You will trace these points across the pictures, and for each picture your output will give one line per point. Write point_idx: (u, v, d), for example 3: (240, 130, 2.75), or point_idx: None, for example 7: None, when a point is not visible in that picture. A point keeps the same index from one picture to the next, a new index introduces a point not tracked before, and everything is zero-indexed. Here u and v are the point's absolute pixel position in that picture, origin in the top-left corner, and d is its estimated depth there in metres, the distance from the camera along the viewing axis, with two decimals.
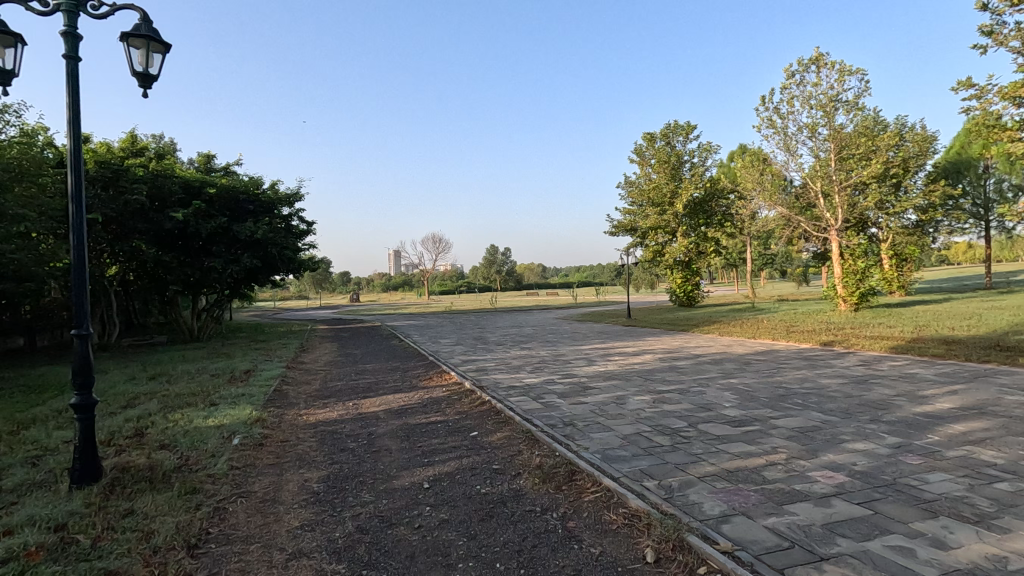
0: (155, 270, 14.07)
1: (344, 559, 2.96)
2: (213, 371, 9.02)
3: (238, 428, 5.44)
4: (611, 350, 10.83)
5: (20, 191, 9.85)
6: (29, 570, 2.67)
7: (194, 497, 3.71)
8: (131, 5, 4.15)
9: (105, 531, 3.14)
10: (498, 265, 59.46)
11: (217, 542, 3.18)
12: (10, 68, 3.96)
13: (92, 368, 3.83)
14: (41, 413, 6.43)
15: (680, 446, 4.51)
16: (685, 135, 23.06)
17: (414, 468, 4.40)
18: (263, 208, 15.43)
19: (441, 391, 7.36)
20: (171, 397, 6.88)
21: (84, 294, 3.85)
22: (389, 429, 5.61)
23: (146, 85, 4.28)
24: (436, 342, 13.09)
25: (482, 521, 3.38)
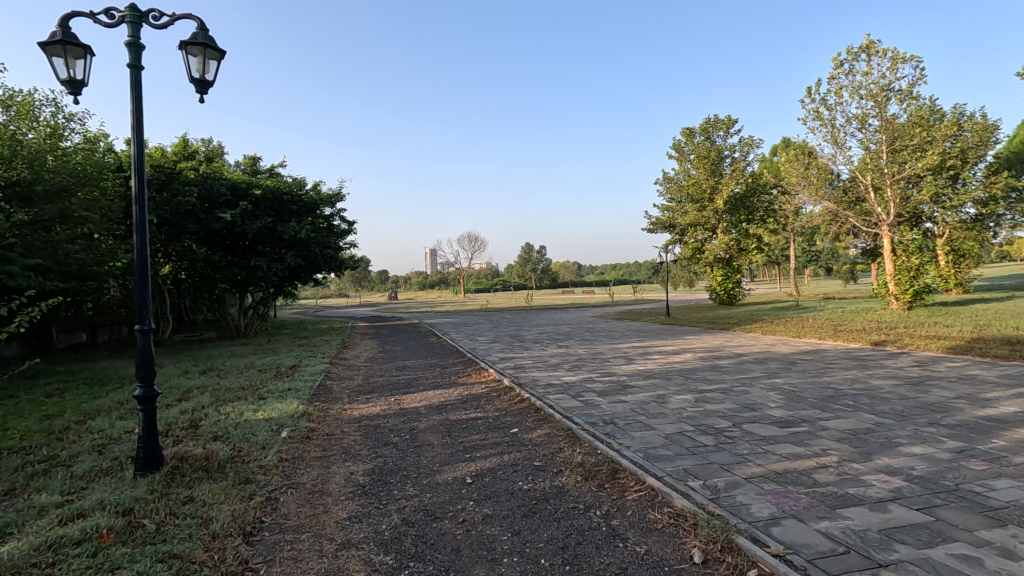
0: (205, 269, 14.65)
1: (390, 551, 3.02)
2: (260, 366, 9.33)
3: (285, 421, 5.62)
4: (649, 349, 10.67)
5: (83, 195, 10.41)
6: (101, 551, 2.84)
7: (248, 487, 3.85)
8: (190, 15, 4.33)
9: (168, 516, 3.30)
10: (533, 264, 59.30)
11: (270, 530, 3.30)
12: (80, 78, 4.19)
13: (154, 361, 4.01)
14: (105, 404, 6.79)
15: (725, 446, 4.42)
16: (726, 129, 22.50)
17: (456, 463, 4.45)
18: (306, 208, 15.86)
19: (480, 387, 7.42)
20: (222, 391, 7.14)
21: (146, 291, 4.04)
22: (430, 424, 5.68)
23: (202, 91, 4.46)
24: (474, 340, 13.19)
25: (525, 517, 3.40)
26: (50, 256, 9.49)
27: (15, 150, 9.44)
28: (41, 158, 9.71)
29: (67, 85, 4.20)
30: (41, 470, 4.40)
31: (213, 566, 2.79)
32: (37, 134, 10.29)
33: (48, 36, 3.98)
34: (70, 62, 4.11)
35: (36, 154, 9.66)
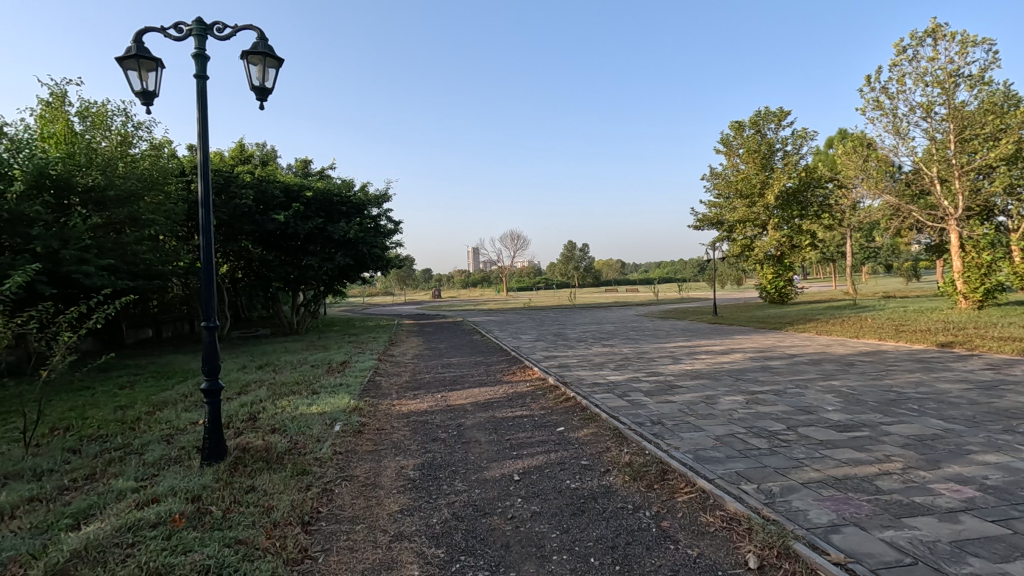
0: (261, 268, 15.32)
1: (442, 544, 3.09)
2: (313, 362, 9.67)
3: (338, 415, 5.81)
4: (697, 349, 10.45)
5: (150, 199, 11.04)
6: (174, 535, 3.02)
7: (305, 478, 4.00)
8: (251, 26, 4.53)
9: (233, 504, 3.48)
10: (576, 261, 58.73)
11: (327, 521, 3.43)
12: (152, 89, 4.44)
13: (218, 356, 4.21)
14: (171, 396, 7.19)
15: (779, 450, 4.29)
16: (778, 121, 21.72)
17: (504, 460, 4.49)
18: (355, 209, 16.29)
19: (525, 386, 7.44)
20: (279, 385, 7.46)
21: (211, 289, 4.26)
22: (477, 421, 5.75)
23: (262, 98, 4.65)
24: (518, 338, 13.25)
25: (574, 515, 3.40)
26: (121, 256, 10.12)
27: (91, 158, 10.12)
28: (112, 166, 10.37)
29: (140, 96, 4.47)
30: (118, 457, 4.72)
31: (275, 552, 2.93)
32: (109, 143, 11.01)
33: (124, 51, 4.25)
34: (143, 75, 4.37)
35: (108, 162, 10.32)
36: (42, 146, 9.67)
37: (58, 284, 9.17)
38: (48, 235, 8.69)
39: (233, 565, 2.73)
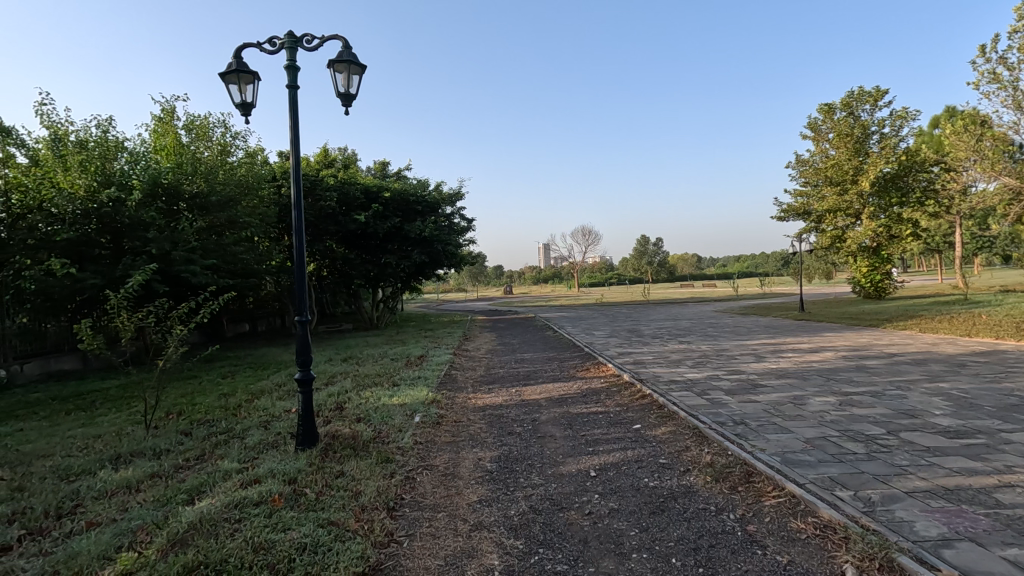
0: (344, 267, 16.14)
1: (521, 536, 3.13)
2: (392, 355, 10.09)
3: (417, 407, 6.03)
4: (782, 347, 9.90)
5: (246, 203, 11.93)
6: (274, 513, 3.26)
7: (389, 466, 4.19)
8: (337, 35, 4.77)
9: (325, 487, 3.71)
10: (650, 257, 57.19)
11: (410, 507, 3.57)
12: (250, 100, 4.79)
13: (310, 348, 4.49)
14: (267, 385, 7.77)
15: (879, 455, 3.99)
16: (873, 102, 20.07)
17: (580, 456, 4.48)
18: (430, 208, 16.78)
19: (599, 382, 7.37)
20: (362, 377, 7.84)
21: (304, 285, 4.55)
22: (552, 416, 5.77)
23: (347, 104, 4.89)
24: (590, 334, 13.11)
25: (653, 514, 3.33)
26: (222, 256, 11.01)
27: (196, 167, 11.09)
28: (214, 174, 11.30)
29: (239, 107, 4.83)
30: (223, 440, 5.16)
31: (364, 534, 3.09)
32: (211, 152, 12.00)
33: (227, 67, 4.61)
34: (242, 88, 4.72)
35: (210, 170, 11.27)
36: (156, 158, 10.72)
37: (170, 283, 10.13)
38: (162, 238, 9.61)
39: (327, 544, 2.91)
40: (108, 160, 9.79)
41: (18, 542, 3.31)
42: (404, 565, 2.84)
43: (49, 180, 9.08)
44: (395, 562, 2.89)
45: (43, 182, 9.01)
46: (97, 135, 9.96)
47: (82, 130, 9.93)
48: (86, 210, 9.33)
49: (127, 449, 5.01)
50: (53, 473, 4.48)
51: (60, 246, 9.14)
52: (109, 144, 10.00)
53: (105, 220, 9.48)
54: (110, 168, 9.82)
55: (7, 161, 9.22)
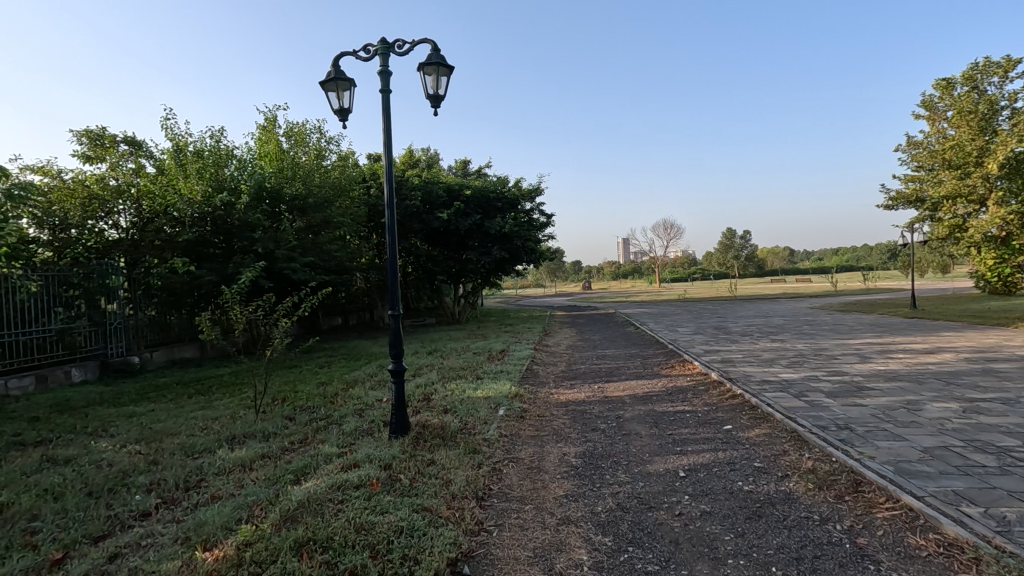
0: (428, 263, 16.72)
1: (609, 533, 3.11)
2: (475, 349, 10.32)
3: (501, 400, 6.13)
4: (890, 347, 9.09)
5: (339, 204, 12.67)
6: (373, 496, 3.45)
7: (477, 456, 4.30)
8: (427, 39, 4.93)
9: (418, 474, 3.87)
10: (736, 250, 54.36)
11: (499, 498, 3.65)
12: (346, 106, 5.07)
13: (402, 340, 4.68)
14: (360, 375, 8.22)
15: (1013, 470, 3.56)
16: (1003, 73, 17.82)
17: (667, 455, 4.36)
18: (510, 205, 16.97)
19: (685, 380, 7.13)
20: (447, 370, 8.09)
21: (395, 280, 4.75)
22: (636, 414, 5.66)
23: (435, 105, 5.05)
24: (675, 331, 12.72)
25: (749, 520, 3.18)
26: (318, 254, 11.78)
27: (296, 171, 11.92)
28: (311, 177, 12.07)
29: (337, 113, 5.13)
30: (322, 425, 5.53)
31: (455, 521, 3.20)
32: (308, 157, 12.85)
33: (326, 76, 4.92)
34: (340, 95, 5.01)
35: (309, 173, 12.06)
36: (261, 164, 11.62)
37: (275, 279, 10.97)
38: (267, 237, 10.42)
39: (421, 529, 3.04)
40: (220, 167, 10.75)
41: (155, 509, 3.74)
42: (494, 555, 2.91)
43: (173, 187, 10.12)
44: (485, 550, 2.96)
45: (168, 189, 10.06)
46: (211, 145, 10.97)
47: (199, 141, 10.98)
48: (202, 213, 10.30)
49: (241, 431, 5.50)
50: (181, 450, 5.00)
51: (182, 246, 10.20)
52: (221, 152, 10.98)
53: (218, 222, 10.42)
54: (222, 174, 10.77)
55: (139, 171, 10.38)
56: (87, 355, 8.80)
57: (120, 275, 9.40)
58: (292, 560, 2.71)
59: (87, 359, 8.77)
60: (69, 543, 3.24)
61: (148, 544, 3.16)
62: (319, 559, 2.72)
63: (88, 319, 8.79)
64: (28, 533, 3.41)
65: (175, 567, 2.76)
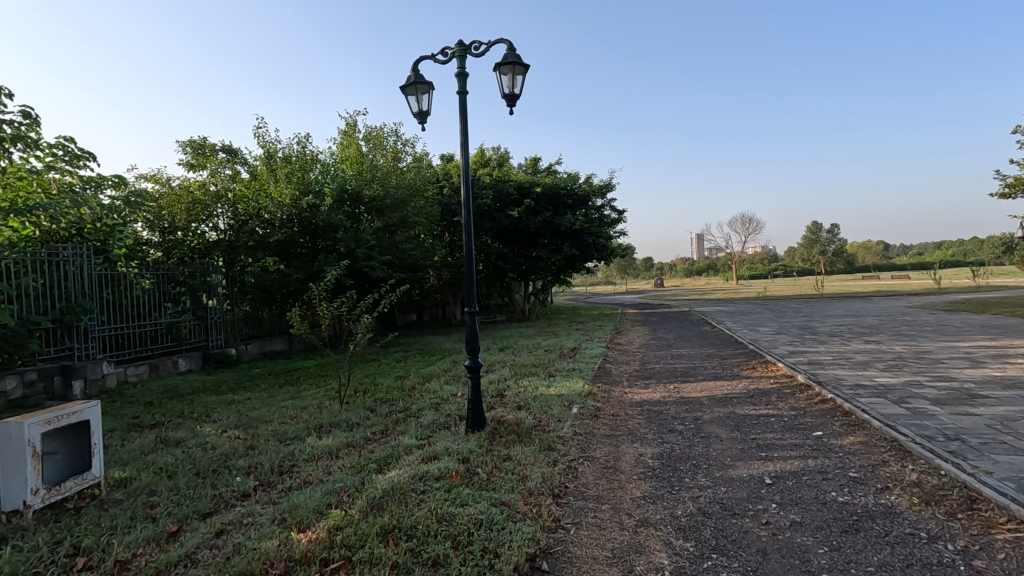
0: (498, 261, 16.93)
1: (691, 538, 3.01)
2: (546, 346, 10.35)
3: (575, 398, 6.11)
4: (1008, 351, 8.19)
5: (415, 204, 13.08)
6: (453, 488, 3.55)
7: (552, 454, 4.31)
8: (503, 38, 4.98)
9: (495, 468, 3.94)
10: (823, 245, 50.89)
11: (575, 496, 3.64)
12: (425, 108, 5.21)
13: (478, 336, 4.76)
14: (435, 370, 8.45)
15: None
16: None
17: (751, 461, 4.17)
18: (580, 201, 16.82)
19: (768, 383, 6.80)
20: (519, 366, 8.16)
21: (472, 277, 4.84)
22: (715, 416, 5.46)
23: (512, 104, 5.09)
24: (755, 330, 12.12)
25: (845, 533, 2.98)
26: (395, 253, 12.23)
27: (374, 173, 12.42)
28: (388, 179, 12.53)
29: (417, 116, 5.29)
30: (401, 418, 5.74)
31: (533, 517, 3.23)
32: (385, 160, 13.40)
33: (406, 80, 5.10)
34: (419, 98, 5.17)
35: (387, 175, 12.53)
36: (342, 168, 12.21)
37: (355, 277, 11.51)
38: (348, 237, 10.95)
39: (501, 523, 3.09)
40: (306, 171, 11.46)
41: (253, 491, 4.03)
42: (573, 553, 2.91)
43: (265, 192, 10.88)
44: (563, 548, 2.97)
45: (260, 193, 10.81)
46: (298, 151, 11.68)
47: (288, 147, 11.71)
48: (291, 215, 10.97)
49: (327, 420, 5.81)
50: (275, 437, 5.36)
51: (273, 247, 10.92)
52: (307, 157, 11.67)
53: (305, 223, 11.03)
54: (308, 177, 11.45)
55: (235, 177, 11.22)
56: (192, 347, 9.61)
57: (219, 273, 10.13)
58: (379, 545, 2.85)
59: (192, 351, 9.58)
60: (182, 517, 3.56)
61: (249, 523, 3.41)
62: (405, 547, 2.83)
63: (192, 313, 9.61)
64: (148, 507, 3.78)
65: (274, 545, 2.96)
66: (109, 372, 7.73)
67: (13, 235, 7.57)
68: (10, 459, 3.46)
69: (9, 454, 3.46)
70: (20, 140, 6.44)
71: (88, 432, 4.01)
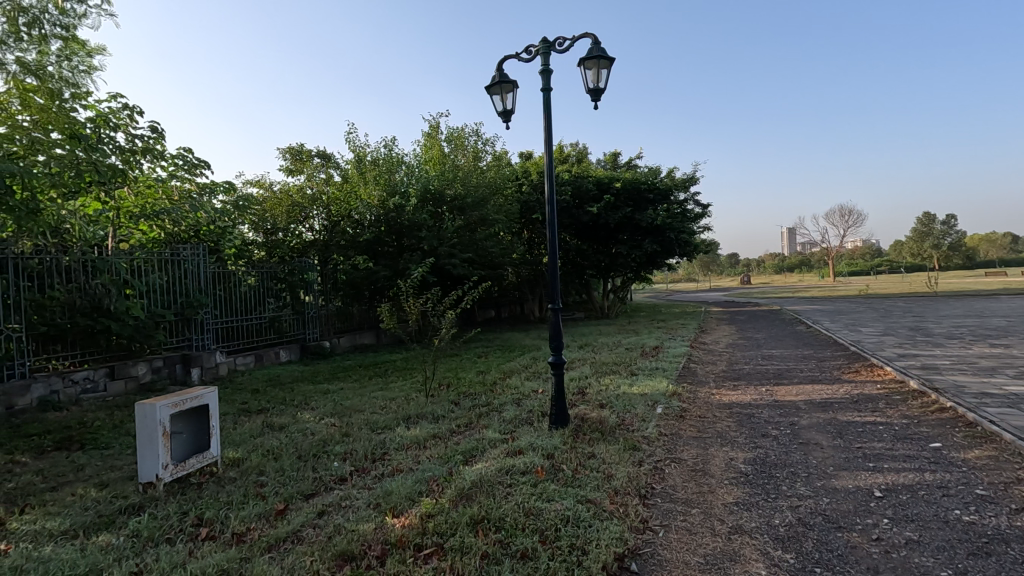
0: (577, 258, 16.83)
1: (791, 549, 2.85)
2: (627, 344, 10.15)
3: (659, 398, 5.95)
4: None
5: (494, 202, 13.30)
6: (539, 483, 3.58)
7: (637, 454, 4.24)
8: (588, 33, 4.93)
9: (580, 466, 3.92)
10: (936, 238, 46.08)
11: (663, 498, 3.56)
12: (510, 107, 5.27)
13: (562, 333, 4.76)
14: (516, 366, 8.55)
15: None
16: None
17: (857, 471, 3.87)
18: (662, 196, 16.35)
19: (875, 388, 6.27)
20: (600, 364, 8.07)
21: (556, 274, 4.84)
22: (814, 421, 5.12)
23: (596, 99, 5.04)
24: (858, 331, 11.22)
25: (973, 556, 2.70)
26: (476, 251, 12.48)
27: (456, 173, 12.73)
28: (469, 179, 12.82)
29: (501, 114, 5.37)
30: (484, 412, 5.86)
31: (620, 516, 3.19)
32: (466, 160, 13.73)
33: (492, 80, 5.20)
34: (504, 97, 5.24)
35: (467, 174, 12.83)
36: (426, 168, 12.63)
37: (438, 274, 11.90)
38: (431, 236, 11.38)
39: (587, 520, 3.08)
40: (392, 173, 11.96)
41: (349, 476, 4.28)
42: (663, 555, 2.84)
43: (355, 194, 11.52)
44: (652, 550, 2.91)
45: (351, 196, 11.46)
46: (385, 154, 12.20)
47: (376, 150, 12.29)
48: (379, 216, 11.53)
49: (414, 411, 6.05)
50: (367, 425, 5.65)
51: (362, 246, 11.52)
52: (393, 160, 12.18)
53: (392, 223, 11.55)
54: (393, 179, 11.95)
55: (329, 180, 11.92)
56: (291, 339, 10.34)
57: (315, 271, 10.82)
58: (469, 535, 2.93)
59: (291, 343, 10.32)
60: (288, 497, 3.85)
61: (347, 506, 3.63)
62: (493, 538, 2.90)
63: (292, 308, 10.34)
64: (258, 485, 4.13)
65: (370, 528, 3.12)
66: (221, 361, 8.50)
67: (142, 237, 8.47)
68: (144, 437, 3.89)
69: (144, 432, 3.89)
70: (149, 153, 7.21)
71: (207, 415, 4.43)
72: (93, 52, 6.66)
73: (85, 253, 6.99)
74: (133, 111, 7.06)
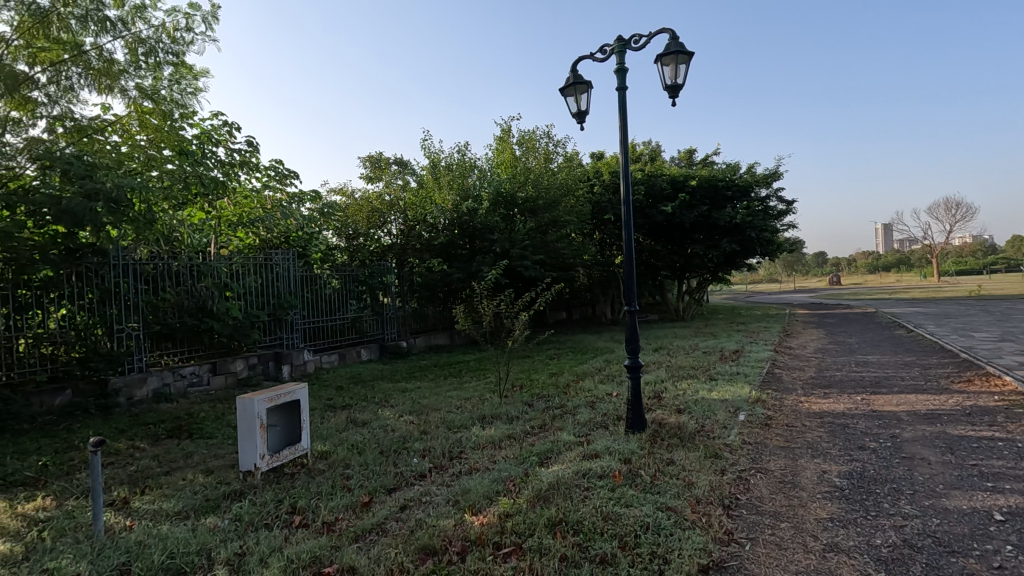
0: (650, 258, 16.44)
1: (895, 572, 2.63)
2: (704, 348, 9.78)
3: (742, 404, 5.69)
4: None
5: (565, 203, 13.27)
6: (617, 488, 3.52)
7: (719, 462, 4.08)
8: (665, 28, 4.82)
9: (658, 472, 3.82)
10: None
11: (748, 510, 3.40)
12: (583, 108, 5.24)
13: (638, 336, 4.67)
14: (588, 368, 8.47)
15: None
16: None
17: (974, 491, 3.50)
18: (741, 193, 15.65)
19: (991, 399, 5.66)
20: (676, 368, 7.83)
21: (632, 276, 4.75)
22: (919, 434, 4.70)
23: (674, 94, 4.90)
24: (970, 336, 10.17)
25: None
26: (547, 253, 12.52)
27: (527, 176, 12.83)
28: (541, 181, 12.86)
29: (575, 116, 5.35)
30: (558, 414, 5.85)
31: (703, 526, 3.08)
32: (537, 162, 13.79)
33: (566, 82, 5.21)
34: (578, 98, 5.22)
35: (539, 176, 12.89)
36: (498, 172, 12.82)
37: (510, 275, 12.04)
38: (503, 239, 11.53)
39: (667, 528, 3.00)
40: (465, 177, 12.23)
41: (428, 472, 4.41)
42: (750, 570, 2.71)
43: (430, 199, 11.89)
44: (739, 563, 2.78)
45: (426, 201, 11.83)
46: (459, 159, 12.51)
47: (450, 156, 12.62)
48: (453, 219, 11.84)
49: (489, 412, 6.14)
50: (443, 424, 5.80)
51: (437, 249, 11.87)
52: (465, 164, 12.46)
53: (465, 226, 11.84)
54: (466, 183, 12.22)
55: (405, 186, 12.36)
56: (371, 339, 10.82)
57: (393, 274, 11.26)
58: (548, 536, 2.94)
59: (371, 342, 10.79)
60: (372, 490, 4.02)
61: (427, 501, 3.74)
62: (572, 540, 2.89)
63: (371, 309, 10.82)
64: (344, 478, 4.35)
65: (450, 524, 3.20)
66: (308, 359, 9.05)
67: (239, 243, 9.04)
68: (244, 429, 4.21)
69: (244, 424, 4.21)
70: (245, 165, 7.82)
71: (299, 410, 4.73)
72: (199, 74, 7.31)
73: (191, 259, 7.67)
74: (232, 127, 7.69)
